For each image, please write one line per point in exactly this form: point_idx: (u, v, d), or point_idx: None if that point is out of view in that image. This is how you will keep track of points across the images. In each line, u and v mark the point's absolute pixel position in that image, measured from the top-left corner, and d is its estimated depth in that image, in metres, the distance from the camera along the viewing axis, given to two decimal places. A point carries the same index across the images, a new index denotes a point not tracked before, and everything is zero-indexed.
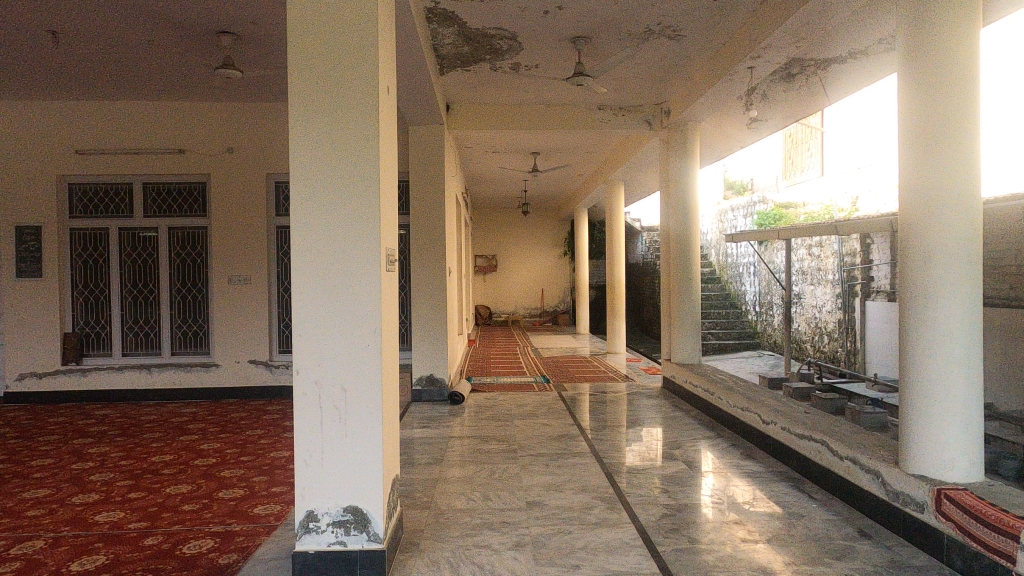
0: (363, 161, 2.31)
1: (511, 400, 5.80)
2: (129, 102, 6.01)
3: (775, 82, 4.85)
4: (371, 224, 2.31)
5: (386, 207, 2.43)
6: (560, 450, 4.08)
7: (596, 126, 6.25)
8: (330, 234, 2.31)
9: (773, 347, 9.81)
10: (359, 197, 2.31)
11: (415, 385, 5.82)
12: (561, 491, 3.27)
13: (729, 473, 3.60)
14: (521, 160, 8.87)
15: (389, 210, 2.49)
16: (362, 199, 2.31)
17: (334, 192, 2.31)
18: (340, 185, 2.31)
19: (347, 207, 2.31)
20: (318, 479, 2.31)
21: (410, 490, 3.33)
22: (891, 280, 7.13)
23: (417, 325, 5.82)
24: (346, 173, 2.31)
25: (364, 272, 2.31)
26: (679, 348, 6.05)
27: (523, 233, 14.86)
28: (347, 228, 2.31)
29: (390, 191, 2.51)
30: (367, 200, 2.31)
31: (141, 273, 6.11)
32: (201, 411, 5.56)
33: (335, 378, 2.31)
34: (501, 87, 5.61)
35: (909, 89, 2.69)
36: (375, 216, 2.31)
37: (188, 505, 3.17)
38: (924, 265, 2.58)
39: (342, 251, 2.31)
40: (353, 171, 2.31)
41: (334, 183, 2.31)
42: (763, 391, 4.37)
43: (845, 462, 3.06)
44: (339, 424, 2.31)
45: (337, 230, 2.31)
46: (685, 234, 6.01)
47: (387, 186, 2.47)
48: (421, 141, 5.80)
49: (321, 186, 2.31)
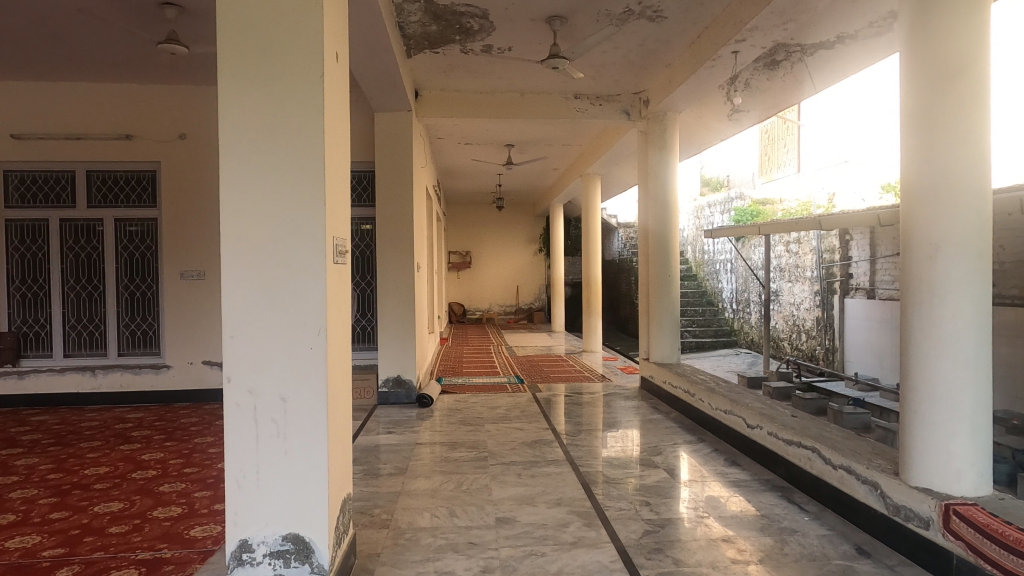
0: (306, 138, 2.00)
1: (483, 402, 5.52)
2: (71, 82, 5.57)
3: (758, 69, 4.65)
4: (314, 210, 2.00)
5: (333, 188, 2.13)
6: (533, 457, 3.81)
7: (572, 115, 6.00)
8: (267, 219, 2.00)
9: (750, 345, 9.70)
10: (300, 174, 2.00)
11: (381, 387, 5.49)
12: (534, 505, 3.00)
13: (714, 482, 3.37)
14: (495, 152, 8.58)
15: (337, 192, 2.19)
16: (305, 180, 2.00)
17: (271, 169, 2.00)
18: (278, 160, 2.00)
19: (288, 187, 2.00)
20: (254, 505, 2.01)
21: (369, 506, 3.02)
22: (871, 277, 7.01)
23: (383, 323, 5.49)
24: (286, 147, 2.00)
25: (307, 263, 2.00)
26: (658, 347, 5.83)
27: (497, 229, 14.57)
28: (286, 211, 2.00)
29: (338, 170, 2.20)
30: (310, 182, 2.00)
31: (85, 268, 5.68)
32: (149, 416, 5.17)
33: (274, 387, 2.00)
34: (473, 72, 5.32)
35: (913, 67, 2.47)
36: (320, 197, 2.00)
37: (115, 527, 2.83)
38: (929, 258, 2.35)
39: (282, 240, 2.00)
40: (294, 145, 2.00)
41: (271, 159, 2.00)
42: (746, 393, 4.16)
43: (839, 472, 2.85)
44: (277, 440, 2.01)
45: (276, 216, 2.00)
46: (664, 228, 5.78)
47: (335, 164, 2.16)
48: (387, 129, 5.48)
49: (256, 161, 2.00)
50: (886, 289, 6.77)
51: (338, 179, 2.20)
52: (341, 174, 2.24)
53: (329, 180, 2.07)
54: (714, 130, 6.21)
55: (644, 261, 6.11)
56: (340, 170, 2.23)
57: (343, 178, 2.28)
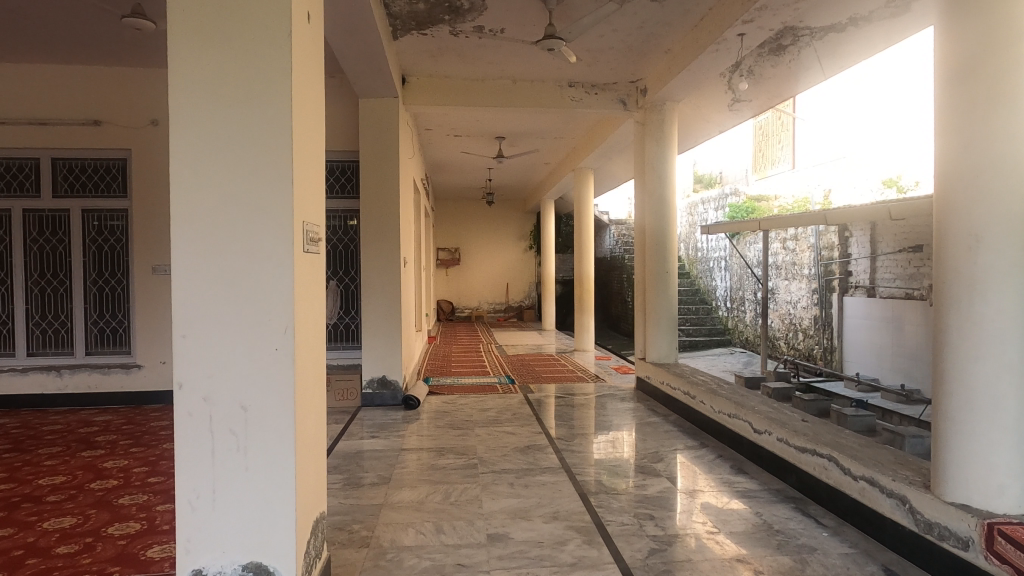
0: (271, 107, 1.73)
1: (472, 404, 5.26)
2: (35, 63, 5.24)
3: (763, 55, 4.43)
4: (280, 190, 1.74)
5: (303, 165, 1.86)
6: (526, 465, 3.56)
7: (566, 105, 5.76)
8: (226, 199, 1.74)
9: (745, 344, 9.51)
10: (265, 148, 1.73)
11: (365, 388, 5.21)
12: (529, 519, 2.75)
13: (721, 492, 3.15)
14: (485, 144, 8.32)
15: (309, 171, 1.92)
16: (269, 155, 1.73)
17: (230, 142, 1.73)
18: (239, 131, 1.73)
19: (250, 162, 1.73)
20: (209, 529, 1.74)
21: (348, 521, 2.76)
22: (871, 275, 6.82)
23: (367, 320, 5.21)
24: (247, 117, 1.73)
25: (272, 251, 1.73)
26: (655, 347, 5.60)
27: (486, 225, 14.31)
28: (248, 190, 1.73)
29: (310, 146, 1.93)
30: (275, 157, 1.73)
31: (50, 261, 5.35)
32: (117, 419, 4.85)
33: (233, 393, 1.74)
34: (464, 56, 5.06)
35: (951, 40, 2.23)
36: (287, 174, 1.74)
37: (63, 547, 2.54)
38: (970, 251, 2.12)
39: (243, 224, 1.73)
40: (258, 113, 1.73)
41: (231, 131, 1.73)
42: (751, 395, 3.94)
43: (860, 483, 2.63)
44: (237, 454, 1.74)
45: (237, 196, 1.73)
46: (662, 223, 5.55)
47: (306, 138, 1.90)
48: (372, 115, 5.20)
49: (213, 132, 1.73)
50: (887, 287, 6.59)
51: (309, 155, 1.93)
52: (312, 150, 1.97)
53: (299, 155, 1.80)
54: (714, 122, 5.99)
55: (640, 257, 5.88)
56: (312, 146, 1.96)
57: (316, 156, 2.01)
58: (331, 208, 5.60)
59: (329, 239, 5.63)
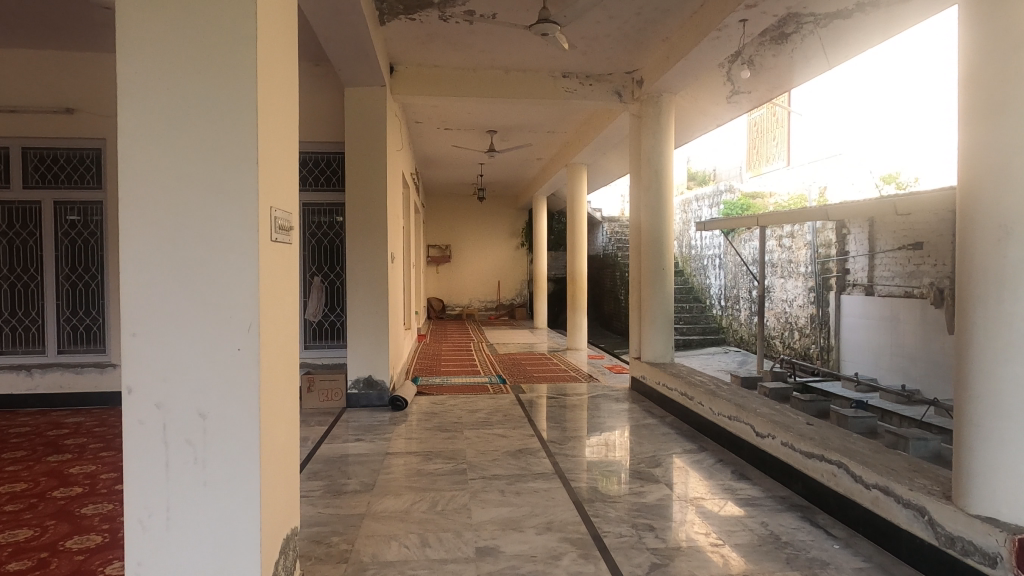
0: (233, 77, 1.54)
1: (462, 405, 5.07)
2: (4, 47, 5.00)
3: (765, 44, 4.27)
4: (244, 170, 1.55)
5: (270, 144, 1.67)
6: (518, 470, 3.39)
7: (559, 96, 5.59)
8: (184, 180, 1.55)
9: (739, 343, 9.38)
10: (226, 123, 1.54)
11: (350, 389, 5.02)
12: (521, 531, 2.58)
13: (723, 499, 2.99)
14: (476, 138, 8.13)
15: (278, 151, 1.73)
16: (232, 131, 1.54)
17: (187, 115, 1.54)
18: (197, 103, 1.54)
19: (210, 138, 1.54)
20: (163, 550, 1.55)
21: (326, 533, 2.57)
22: (870, 273, 6.70)
23: (352, 318, 5.01)
24: (206, 88, 1.54)
25: (234, 238, 1.55)
26: (650, 346, 5.44)
27: (478, 222, 14.12)
28: (208, 170, 1.54)
29: (279, 124, 1.74)
30: (238, 133, 1.54)
31: (20, 255, 5.11)
32: (89, 420, 4.63)
33: (191, 398, 1.55)
34: (454, 44, 4.87)
35: (977, 17, 2.07)
36: (252, 152, 1.55)
37: (14, 564, 2.33)
38: (998, 244, 1.97)
39: (202, 207, 1.54)
40: (218, 84, 1.54)
41: (188, 103, 1.54)
42: (753, 397, 3.78)
43: (873, 492, 2.47)
44: (195, 466, 1.55)
45: (195, 176, 1.54)
46: (659, 218, 5.38)
47: (275, 114, 1.71)
48: (359, 105, 5.00)
49: (168, 104, 1.54)
50: (886, 285, 6.48)
51: (278, 134, 1.74)
52: (282, 128, 1.78)
53: (265, 132, 1.61)
54: (712, 115, 5.83)
55: (636, 254, 5.72)
56: (281, 124, 1.77)
57: (286, 135, 1.82)
58: (316, 201, 5.39)
59: (314, 233, 5.42)
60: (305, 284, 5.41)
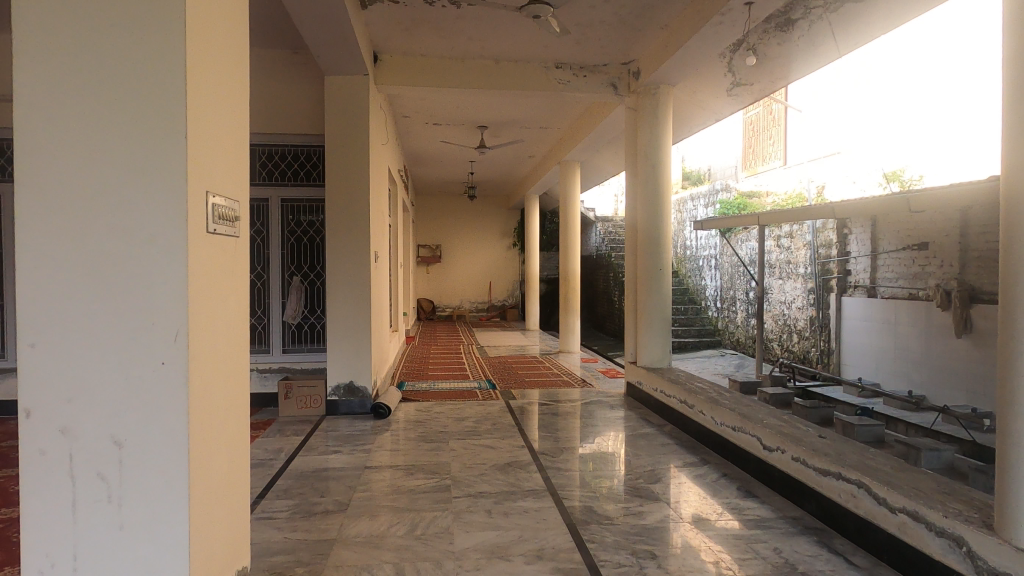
0: (157, 39, 1.31)
1: (449, 412, 4.80)
2: None
3: (770, 31, 4.04)
4: (171, 149, 1.32)
5: (207, 124, 1.44)
6: (507, 486, 3.13)
7: (552, 88, 5.33)
8: (97, 163, 1.31)
9: (736, 346, 9.16)
10: (149, 96, 1.32)
11: (331, 396, 4.74)
12: (508, 560, 2.31)
13: (730, 520, 2.73)
14: (466, 134, 7.88)
15: (217, 133, 1.50)
16: (156, 103, 1.32)
17: (102, 85, 1.31)
18: (115, 71, 1.32)
19: (130, 114, 1.31)
20: None
21: (291, 562, 2.30)
22: (872, 274, 6.49)
23: (332, 320, 4.72)
24: (124, 52, 1.31)
25: (158, 230, 1.31)
26: (647, 350, 5.19)
27: (469, 222, 13.85)
28: (127, 151, 1.31)
29: (219, 102, 1.52)
30: (164, 105, 1.32)
31: None
32: None
33: (103, 422, 1.29)
34: (441, 31, 4.61)
35: None
36: (180, 128, 1.32)
37: None
38: None
39: (121, 194, 1.31)
40: (138, 49, 1.31)
41: (103, 72, 1.31)
42: (758, 406, 3.54)
43: (899, 517, 2.23)
44: (110, 503, 1.30)
45: (112, 156, 1.31)
46: (656, 216, 5.15)
47: (213, 91, 1.48)
48: (340, 95, 4.72)
49: (79, 73, 1.31)
50: (889, 287, 6.27)
51: (218, 114, 1.51)
52: (224, 108, 1.55)
53: (197, 108, 1.39)
54: (711, 109, 5.59)
55: (631, 254, 5.48)
56: (223, 103, 1.54)
57: (231, 117, 1.59)
58: (295, 197, 5.11)
59: (292, 231, 5.12)
60: (283, 284, 5.12)
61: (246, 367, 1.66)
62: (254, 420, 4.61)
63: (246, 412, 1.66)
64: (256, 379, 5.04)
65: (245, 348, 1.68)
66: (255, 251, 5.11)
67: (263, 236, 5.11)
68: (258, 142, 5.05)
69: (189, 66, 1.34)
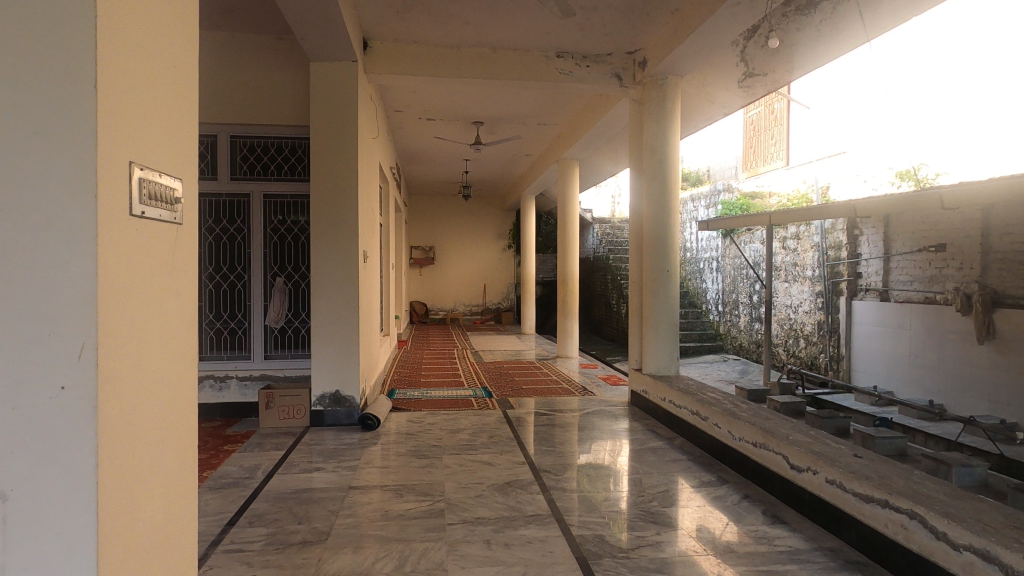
0: None
1: (443, 423, 4.48)
2: None
3: (790, 14, 3.76)
4: (78, 120, 1.05)
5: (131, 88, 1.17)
6: (509, 511, 2.81)
7: (553, 78, 5.03)
8: None
9: (738, 351, 8.88)
10: (47, 50, 1.05)
11: (315, 406, 4.40)
12: None
13: (760, 552, 2.43)
14: (460, 130, 7.58)
15: (148, 101, 1.23)
16: (59, 63, 1.05)
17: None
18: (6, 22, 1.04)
19: (26, 69, 1.05)
20: None
21: None
22: (885, 276, 6.22)
23: (318, 325, 4.39)
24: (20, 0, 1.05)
25: (61, 223, 1.05)
26: (653, 357, 4.89)
27: (463, 222, 13.54)
28: (22, 123, 1.05)
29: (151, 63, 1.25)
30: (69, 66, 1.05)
31: None
32: None
33: None
34: (436, 15, 4.30)
35: None
36: (89, 92, 1.06)
37: None
38: None
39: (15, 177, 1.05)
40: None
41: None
42: (781, 420, 3.24)
43: (962, 555, 1.93)
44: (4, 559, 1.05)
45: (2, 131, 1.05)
46: (663, 216, 4.85)
47: (142, 49, 1.21)
48: (326, 83, 4.40)
49: None
50: (903, 290, 6.01)
51: (150, 79, 1.25)
52: (161, 72, 1.29)
53: (115, 68, 1.12)
54: (720, 102, 5.30)
55: (636, 255, 5.19)
56: (160, 66, 1.28)
57: (171, 81, 1.33)
58: (278, 192, 4.78)
59: (276, 229, 4.80)
60: (265, 285, 4.79)
61: (186, 382, 1.40)
62: (232, 433, 4.27)
63: (188, 437, 1.40)
64: (236, 388, 4.69)
65: (188, 359, 1.43)
66: (235, 250, 4.77)
67: (244, 234, 4.78)
68: (240, 133, 4.72)
69: (104, 12, 1.08)
